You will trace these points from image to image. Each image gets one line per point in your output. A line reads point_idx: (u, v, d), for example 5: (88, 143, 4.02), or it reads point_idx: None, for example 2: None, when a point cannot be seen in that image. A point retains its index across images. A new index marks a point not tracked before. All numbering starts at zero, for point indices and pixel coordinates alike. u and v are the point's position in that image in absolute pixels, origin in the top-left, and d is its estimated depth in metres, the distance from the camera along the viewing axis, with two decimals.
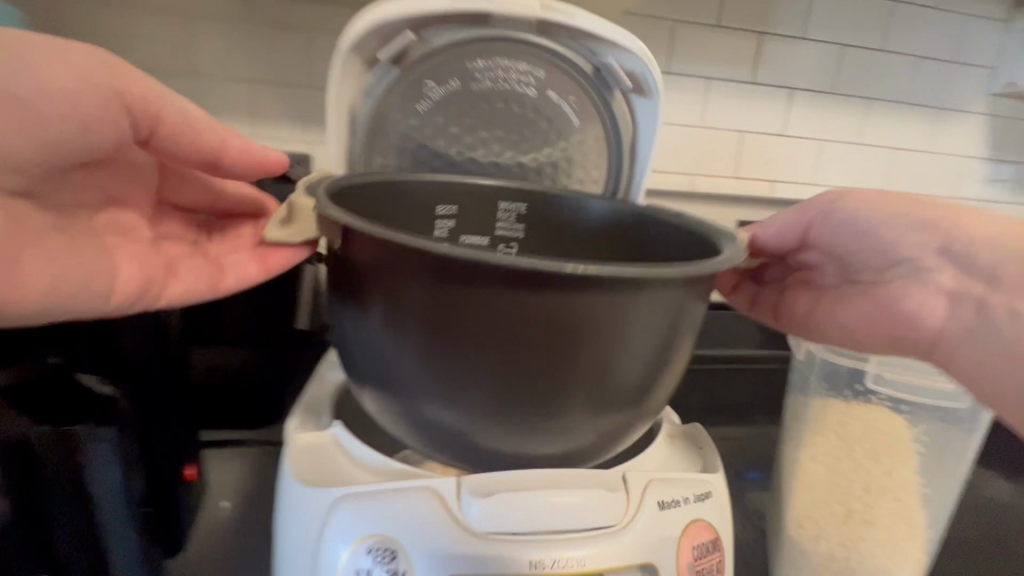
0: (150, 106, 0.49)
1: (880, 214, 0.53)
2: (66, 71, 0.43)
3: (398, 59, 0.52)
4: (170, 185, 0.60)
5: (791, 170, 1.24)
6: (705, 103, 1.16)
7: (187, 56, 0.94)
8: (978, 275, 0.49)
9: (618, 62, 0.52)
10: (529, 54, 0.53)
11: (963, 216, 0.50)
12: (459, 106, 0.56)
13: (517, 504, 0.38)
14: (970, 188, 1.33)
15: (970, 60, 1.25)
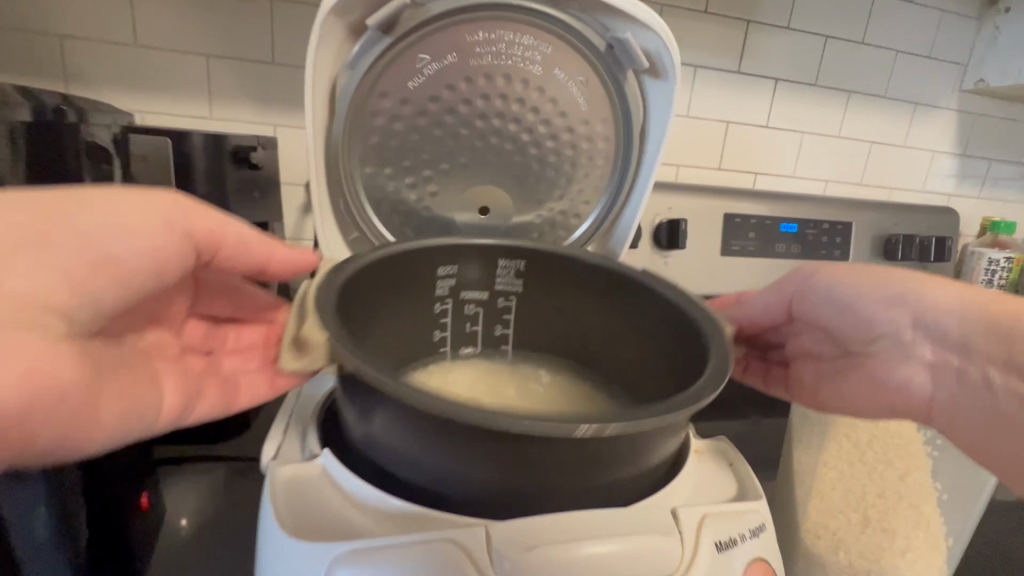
0: (214, 234, 0.45)
1: (850, 287, 0.51)
2: (131, 210, 0.39)
3: (387, 27, 0.46)
4: (206, 299, 0.55)
5: (774, 162, 1.23)
6: (692, 92, 1.13)
7: (145, 28, 0.85)
8: (951, 345, 0.46)
9: (635, 40, 0.48)
10: (537, 28, 0.49)
11: (922, 282, 0.48)
12: (458, 84, 0.51)
13: (560, 555, 0.31)
14: (943, 182, 1.36)
15: (941, 56, 1.27)
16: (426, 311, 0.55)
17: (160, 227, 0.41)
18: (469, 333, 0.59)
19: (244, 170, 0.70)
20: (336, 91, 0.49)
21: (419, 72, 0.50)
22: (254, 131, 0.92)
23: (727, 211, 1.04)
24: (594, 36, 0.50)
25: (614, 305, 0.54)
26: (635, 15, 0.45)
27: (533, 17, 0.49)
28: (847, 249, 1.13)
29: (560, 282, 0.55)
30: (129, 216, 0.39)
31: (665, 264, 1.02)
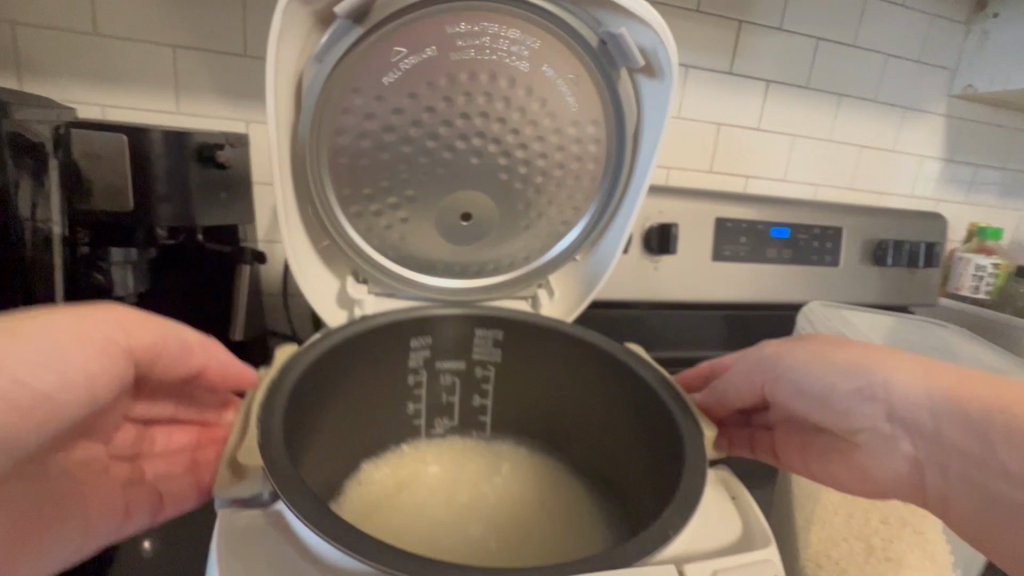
0: (155, 344, 0.46)
1: (815, 374, 0.47)
2: (68, 330, 0.39)
3: (359, 16, 0.42)
4: (142, 403, 0.51)
5: (764, 165, 1.21)
6: (683, 93, 1.11)
7: (104, 15, 0.79)
8: (922, 431, 0.41)
9: (630, 35, 0.44)
10: (523, 21, 0.46)
11: (888, 356, 0.43)
12: (438, 81, 0.47)
13: None
14: (930, 187, 1.35)
15: (931, 60, 1.26)
16: (398, 387, 0.56)
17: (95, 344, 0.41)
18: (446, 405, 0.59)
19: (209, 169, 0.64)
20: (303, 85, 0.44)
21: (395, 66, 0.46)
22: (226, 127, 0.87)
23: (719, 216, 1.02)
24: (584, 32, 0.46)
25: (581, 380, 0.54)
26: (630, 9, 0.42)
27: (519, 8, 0.45)
28: (838, 254, 1.11)
29: (529, 354, 0.55)
30: (68, 336, 0.39)
31: (655, 270, 0.99)
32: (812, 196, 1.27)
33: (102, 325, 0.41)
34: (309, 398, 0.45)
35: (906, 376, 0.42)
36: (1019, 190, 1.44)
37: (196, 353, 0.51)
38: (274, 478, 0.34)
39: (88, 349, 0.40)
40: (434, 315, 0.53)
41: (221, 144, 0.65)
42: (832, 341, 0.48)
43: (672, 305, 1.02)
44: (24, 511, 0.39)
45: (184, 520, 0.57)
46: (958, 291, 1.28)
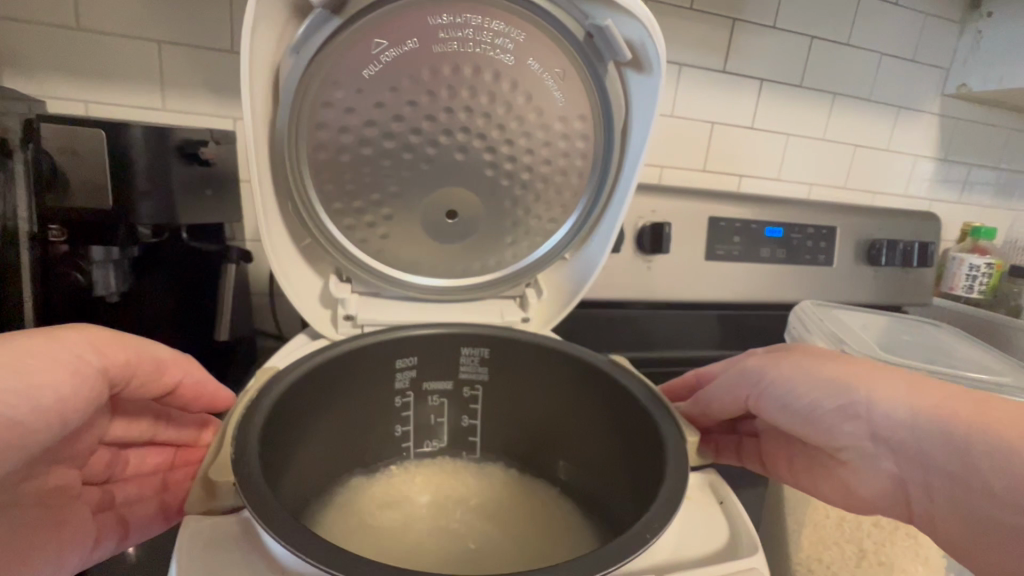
0: (128, 366, 0.44)
1: (799, 389, 0.45)
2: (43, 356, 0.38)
3: (337, 7, 0.41)
4: (117, 423, 0.49)
5: (758, 163, 1.21)
6: (677, 92, 1.10)
7: (87, 10, 0.78)
8: (905, 445, 0.40)
9: (617, 29, 0.43)
10: (506, 13, 0.44)
11: (869, 371, 0.43)
12: (420, 73, 0.46)
13: None
14: (924, 187, 1.35)
15: (925, 60, 1.26)
16: (385, 408, 0.55)
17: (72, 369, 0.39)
18: (433, 425, 0.58)
19: (194, 167, 0.64)
20: (280, 77, 0.43)
21: (376, 58, 0.44)
22: (212, 124, 0.86)
23: (712, 215, 1.01)
24: (570, 25, 0.45)
25: (568, 397, 0.53)
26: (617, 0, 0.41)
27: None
28: (832, 254, 1.11)
29: (516, 371, 0.54)
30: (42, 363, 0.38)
31: (648, 269, 0.98)
32: (806, 195, 1.26)
33: (73, 348, 0.40)
34: (289, 417, 0.45)
35: (895, 392, 0.41)
36: (1013, 189, 1.44)
37: (174, 371, 0.48)
38: (244, 492, 0.33)
39: (65, 375, 0.39)
40: (421, 332, 0.52)
41: (205, 141, 0.65)
42: (817, 351, 0.47)
43: (664, 305, 1.02)
44: None
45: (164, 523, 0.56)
46: (952, 291, 1.27)
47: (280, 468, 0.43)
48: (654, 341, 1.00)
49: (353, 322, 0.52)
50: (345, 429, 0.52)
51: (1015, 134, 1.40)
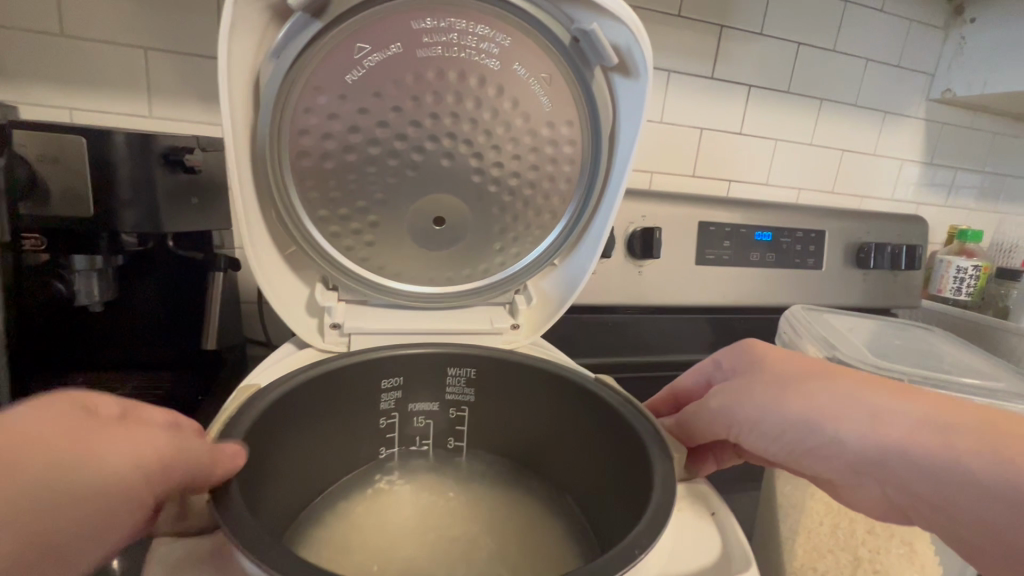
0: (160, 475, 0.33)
1: (767, 418, 0.43)
2: (41, 423, 0.29)
3: (319, 11, 0.41)
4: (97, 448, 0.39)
5: (746, 168, 1.21)
6: (666, 98, 1.10)
7: (70, 15, 0.77)
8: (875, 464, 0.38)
9: (604, 33, 0.43)
10: (491, 18, 0.44)
11: (826, 387, 0.41)
12: (405, 78, 0.45)
13: None
14: (911, 191, 1.37)
15: (910, 66, 1.27)
16: (370, 429, 0.54)
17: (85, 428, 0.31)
18: (418, 447, 0.58)
19: (178, 174, 0.62)
20: (261, 83, 0.43)
21: (360, 63, 0.44)
22: (200, 130, 0.85)
23: (702, 219, 1.02)
24: (554, 30, 0.45)
25: (554, 417, 0.53)
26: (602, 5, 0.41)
27: (489, 4, 0.44)
28: (821, 258, 1.11)
29: (502, 391, 0.54)
30: (47, 427, 0.29)
31: (640, 274, 0.98)
32: (796, 200, 1.27)
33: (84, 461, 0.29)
34: (268, 439, 0.44)
35: (871, 421, 0.38)
36: (1000, 193, 1.45)
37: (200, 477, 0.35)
38: (225, 520, 0.32)
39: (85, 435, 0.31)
40: (405, 352, 0.52)
41: (190, 148, 0.63)
42: (785, 372, 0.44)
43: (656, 309, 1.01)
44: None
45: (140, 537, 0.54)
46: (940, 294, 1.29)
47: (258, 491, 0.42)
48: (646, 343, 1.00)
49: (340, 331, 0.51)
50: (327, 450, 0.52)
51: (1000, 139, 1.41)
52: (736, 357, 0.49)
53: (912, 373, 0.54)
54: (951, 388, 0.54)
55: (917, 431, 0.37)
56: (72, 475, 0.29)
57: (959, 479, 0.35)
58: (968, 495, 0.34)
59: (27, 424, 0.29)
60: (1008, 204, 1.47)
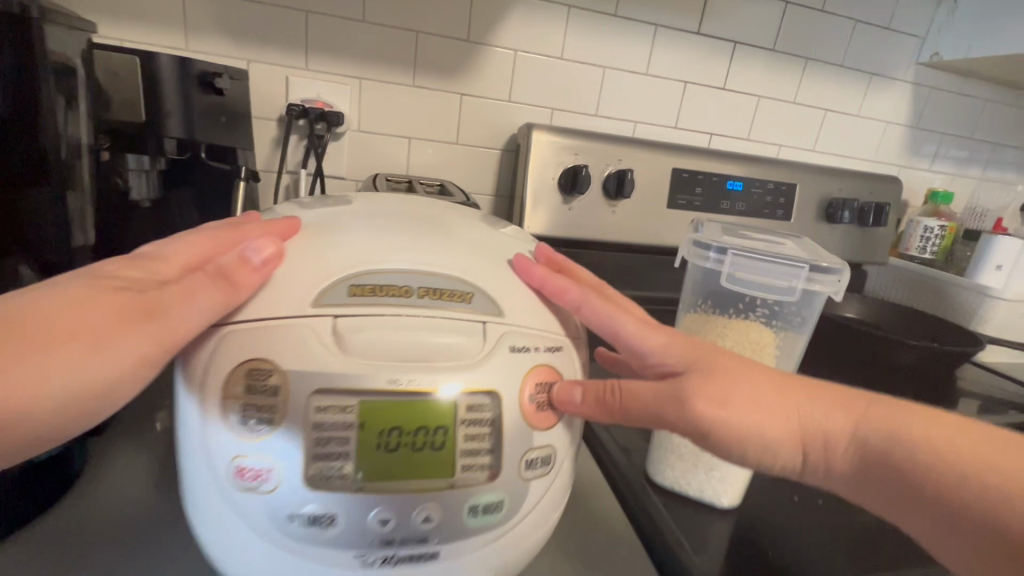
0: (137, 288, 0.33)
1: (697, 432, 0.39)
2: (85, 293, 0.31)
3: (253, 354, 0.31)
4: (203, 249, 0.38)
5: (728, 122, 1.29)
6: (652, 51, 1.18)
7: None
8: (800, 439, 0.39)
9: (534, 454, 0.34)
10: (447, 317, 0.33)
11: (736, 401, 0.38)
12: (370, 390, 0.31)
13: (388, 332, 0.32)
14: (894, 152, 1.42)
15: (901, 28, 1.31)
16: None
17: (99, 334, 0.30)
18: None
19: (210, 95, 0.78)
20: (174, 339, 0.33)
21: (287, 335, 0.31)
22: (227, 63, 0.98)
23: (676, 166, 1.15)
24: (516, 380, 0.34)
25: None
26: (524, 436, 0.34)
27: (443, 301, 0.34)
28: (789, 210, 1.24)
29: None
30: (106, 284, 0.32)
31: (613, 213, 1.13)
32: (775, 155, 1.35)
33: (84, 303, 0.31)
34: None
35: (814, 409, 0.39)
36: (987, 160, 1.49)
37: (134, 278, 0.34)
38: None
39: (47, 293, 0.31)
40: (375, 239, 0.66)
41: (220, 73, 0.78)
42: (739, 384, 0.39)
43: (630, 248, 1.19)
44: (187, 258, 0.37)
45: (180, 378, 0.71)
46: (907, 251, 1.37)
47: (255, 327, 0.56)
48: (616, 272, 1.20)
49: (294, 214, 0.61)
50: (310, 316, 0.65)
51: (989, 107, 1.44)
52: (653, 390, 0.40)
53: (738, 257, 0.57)
54: (776, 275, 0.56)
55: (859, 423, 0.39)
56: (100, 307, 0.31)
57: (860, 446, 0.38)
58: (885, 462, 0.38)
59: (91, 282, 0.32)
60: (994, 173, 1.51)
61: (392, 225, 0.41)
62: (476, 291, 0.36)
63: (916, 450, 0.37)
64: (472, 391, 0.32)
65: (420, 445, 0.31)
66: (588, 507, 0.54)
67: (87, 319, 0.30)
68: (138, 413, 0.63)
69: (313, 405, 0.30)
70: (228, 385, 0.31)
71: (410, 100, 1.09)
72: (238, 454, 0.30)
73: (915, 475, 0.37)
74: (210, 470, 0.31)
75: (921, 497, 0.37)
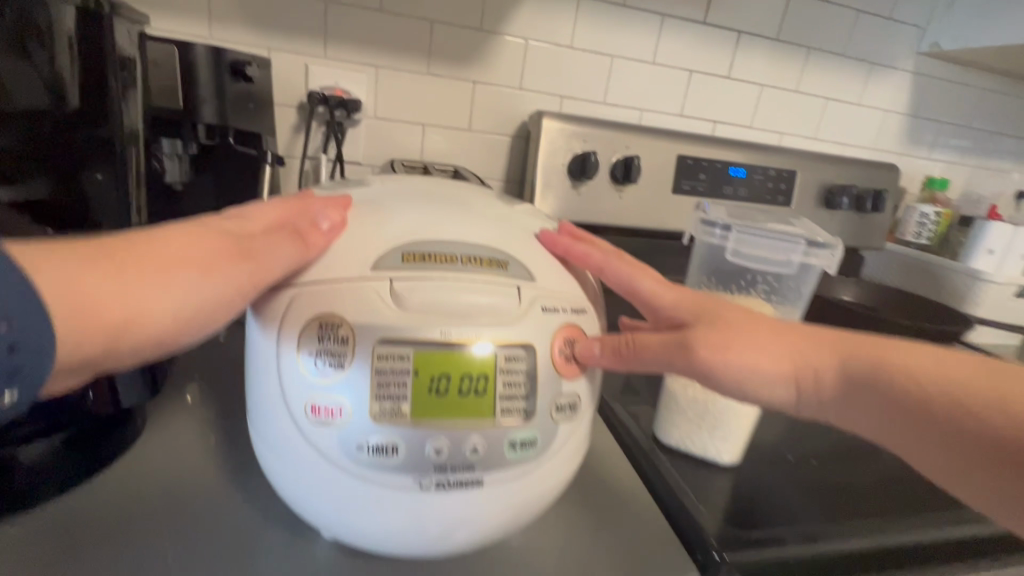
0: (230, 234, 0.38)
1: (703, 373, 0.43)
2: (190, 235, 0.36)
3: (324, 308, 0.36)
4: (275, 212, 0.42)
5: (731, 110, 1.32)
6: (659, 40, 1.21)
7: None
8: (794, 377, 0.43)
9: (562, 401, 0.40)
10: (488, 281, 0.38)
11: (733, 343, 0.43)
12: (424, 341, 0.36)
13: (439, 293, 0.37)
14: (893, 141, 1.45)
15: (902, 19, 1.34)
16: None
17: (205, 265, 0.35)
18: None
19: (240, 82, 0.82)
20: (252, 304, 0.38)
21: (352, 295, 0.37)
22: (249, 52, 1.01)
23: (681, 153, 1.19)
24: (547, 335, 0.39)
25: None
26: (553, 384, 0.39)
27: (484, 268, 0.39)
28: (790, 196, 1.28)
29: None
30: (204, 229, 0.37)
31: (620, 198, 1.17)
32: (777, 143, 1.38)
33: (191, 241, 0.35)
34: None
35: (805, 349, 0.44)
36: (984, 148, 1.53)
37: (226, 228, 0.38)
38: None
39: (161, 231, 0.35)
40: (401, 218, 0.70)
41: (247, 61, 0.82)
42: (734, 330, 0.44)
43: (636, 232, 1.24)
44: (264, 219, 0.41)
45: (219, 351, 0.76)
46: (903, 237, 1.41)
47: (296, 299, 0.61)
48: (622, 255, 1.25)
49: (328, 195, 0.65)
50: None
51: (988, 96, 1.48)
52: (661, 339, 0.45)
53: (741, 233, 0.61)
54: (775, 250, 0.61)
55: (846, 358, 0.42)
56: (203, 244, 0.35)
57: (853, 379, 0.42)
58: (880, 391, 0.41)
59: (193, 228, 0.37)
60: (991, 160, 1.55)
61: (432, 202, 0.45)
62: (512, 259, 0.41)
63: (902, 380, 0.40)
64: (510, 344, 0.38)
65: (466, 389, 0.37)
66: (599, 466, 0.60)
67: (195, 252, 0.35)
68: (185, 380, 0.68)
69: (377, 353, 0.36)
70: (305, 337, 0.36)
71: (425, 87, 1.12)
72: (314, 392, 0.36)
73: (907, 402, 0.40)
74: (288, 407, 0.37)
75: (917, 421, 0.39)
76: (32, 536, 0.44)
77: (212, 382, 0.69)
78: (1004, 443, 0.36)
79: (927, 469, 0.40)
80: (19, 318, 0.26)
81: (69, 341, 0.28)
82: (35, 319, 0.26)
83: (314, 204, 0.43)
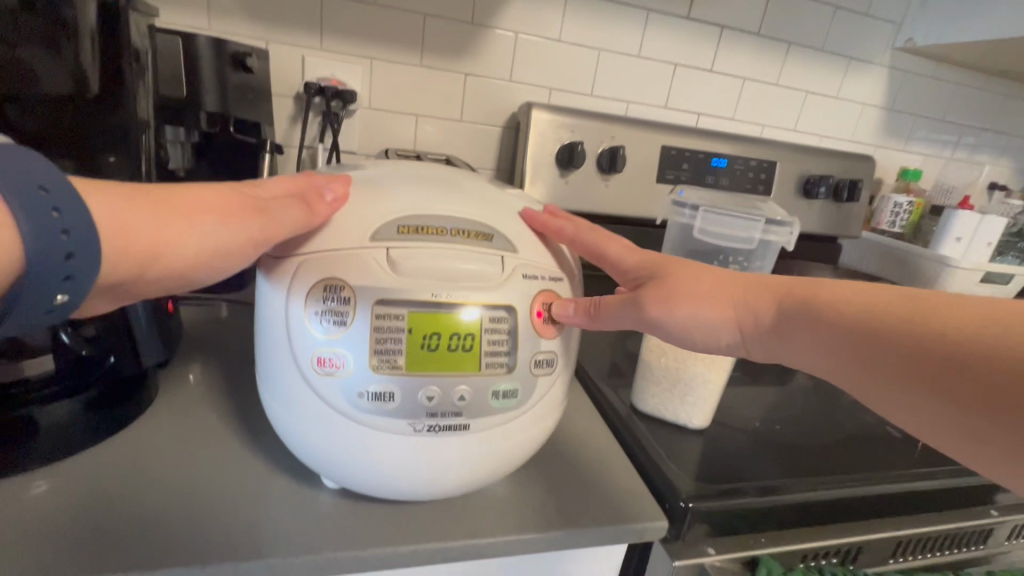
0: (244, 194, 0.43)
1: (658, 321, 0.50)
2: (211, 190, 0.42)
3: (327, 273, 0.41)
4: (287, 181, 0.47)
5: (714, 103, 1.37)
6: (645, 34, 1.26)
7: None
8: (736, 320, 0.50)
9: (540, 357, 0.45)
10: (475, 250, 0.43)
11: (682, 294, 0.50)
12: (418, 301, 0.41)
13: (431, 261, 0.42)
14: (870, 133, 1.51)
15: (879, 15, 1.39)
16: None
17: (218, 218, 0.41)
18: None
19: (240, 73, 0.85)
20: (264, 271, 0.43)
21: (354, 262, 0.42)
22: (246, 43, 1.05)
23: (664, 144, 1.24)
24: (527, 298, 0.44)
25: None
26: (532, 341, 0.45)
27: (472, 239, 0.44)
28: (770, 186, 1.34)
29: None
30: (226, 187, 0.43)
31: (605, 187, 1.22)
32: (759, 134, 1.43)
33: (210, 196, 0.42)
34: None
35: (747, 295, 0.50)
36: (958, 140, 1.59)
37: (241, 189, 0.44)
38: None
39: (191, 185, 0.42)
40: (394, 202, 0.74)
41: (249, 53, 0.86)
42: (684, 280, 0.51)
43: (621, 220, 1.28)
44: (276, 186, 0.46)
45: (221, 329, 0.80)
46: (878, 226, 1.47)
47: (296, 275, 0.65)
48: None
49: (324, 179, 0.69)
50: None
51: (961, 91, 1.53)
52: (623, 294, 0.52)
53: (707, 213, 0.66)
54: (738, 227, 0.66)
55: (782, 300, 0.49)
56: (220, 200, 0.42)
57: (788, 316, 0.48)
58: (810, 324, 0.47)
59: (217, 183, 0.43)
60: (964, 153, 1.61)
61: (424, 181, 0.50)
62: (496, 231, 0.46)
63: (828, 312, 0.46)
64: (493, 306, 0.43)
65: (454, 346, 0.42)
66: (579, 430, 0.65)
67: (212, 206, 0.41)
68: (191, 354, 0.72)
69: (376, 312, 0.41)
70: (312, 298, 0.41)
71: (418, 79, 1.16)
72: (320, 348, 0.41)
73: (829, 331, 0.45)
74: (297, 362, 0.41)
75: (843, 345, 0.45)
76: (61, 485, 0.49)
77: (216, 356, 0.73)
78: (917, 353, 0.41)
79: (856, 389, 0.45)
80: (75, 231, 0.34)
81: (109, 262, 0.37)
82: (86, 240, 0.34)
83: (320, 180, 0.47)
